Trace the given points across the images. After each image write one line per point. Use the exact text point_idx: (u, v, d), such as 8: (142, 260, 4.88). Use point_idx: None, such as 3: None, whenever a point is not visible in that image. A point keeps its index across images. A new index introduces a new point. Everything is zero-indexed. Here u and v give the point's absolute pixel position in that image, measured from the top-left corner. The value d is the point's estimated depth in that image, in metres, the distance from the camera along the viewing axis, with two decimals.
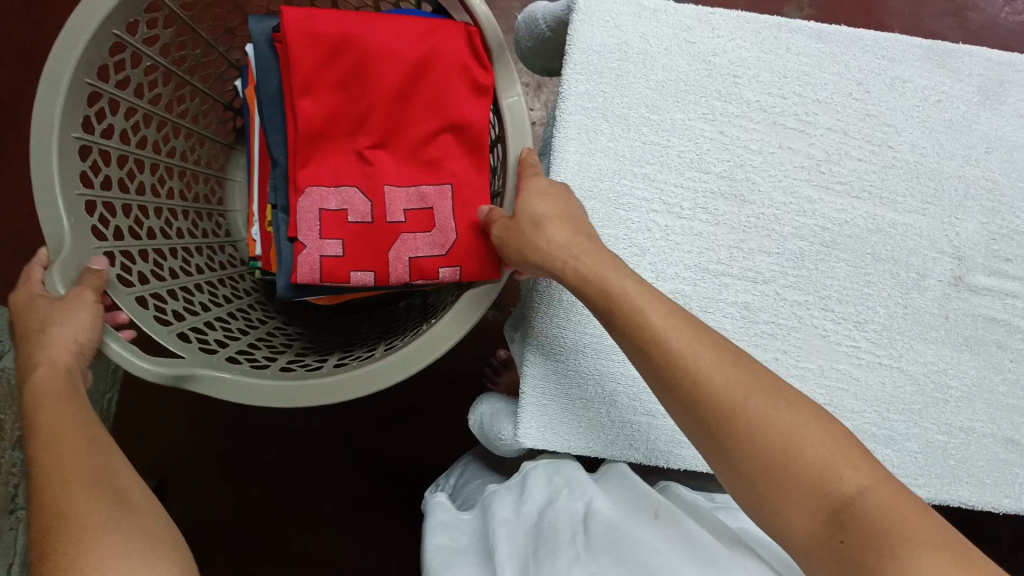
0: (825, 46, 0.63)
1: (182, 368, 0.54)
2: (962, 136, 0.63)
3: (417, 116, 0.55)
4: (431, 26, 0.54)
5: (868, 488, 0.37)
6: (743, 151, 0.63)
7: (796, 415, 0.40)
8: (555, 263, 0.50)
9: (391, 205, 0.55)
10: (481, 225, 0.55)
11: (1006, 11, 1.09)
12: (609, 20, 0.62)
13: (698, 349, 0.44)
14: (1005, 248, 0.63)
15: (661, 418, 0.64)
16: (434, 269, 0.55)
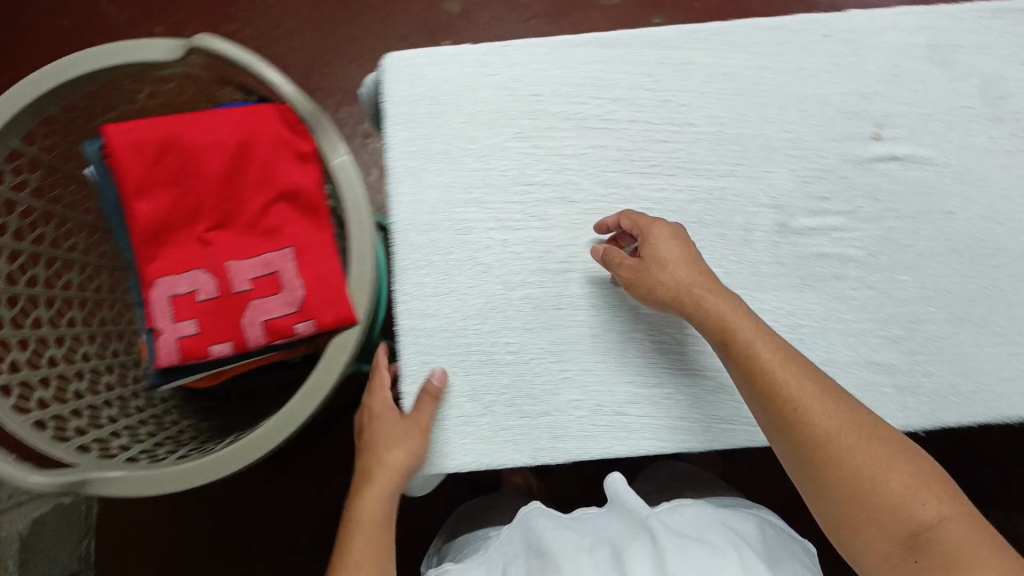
0: (612, 50, 0.69)
1: (76, 475, 0.59)
2: (753, 99, 0.68)
3: (249, 194, 0.61)
4: (245, 113, 0.60)
5: (945, 518, 0.51)
6: (558, 157, 0.69)
7: (888, 448, 0.54)
8: (670, 300, 0.61)
9: (238, 278, 0.61)
10: (325, 278, 0.60)
11: None
12: (413, 72, 0.68)
13: (803, 384, 0.56)
14: (819, 187, 0.68)
15: (553, 418, 0.67)
16: (288, 326, 0.60)
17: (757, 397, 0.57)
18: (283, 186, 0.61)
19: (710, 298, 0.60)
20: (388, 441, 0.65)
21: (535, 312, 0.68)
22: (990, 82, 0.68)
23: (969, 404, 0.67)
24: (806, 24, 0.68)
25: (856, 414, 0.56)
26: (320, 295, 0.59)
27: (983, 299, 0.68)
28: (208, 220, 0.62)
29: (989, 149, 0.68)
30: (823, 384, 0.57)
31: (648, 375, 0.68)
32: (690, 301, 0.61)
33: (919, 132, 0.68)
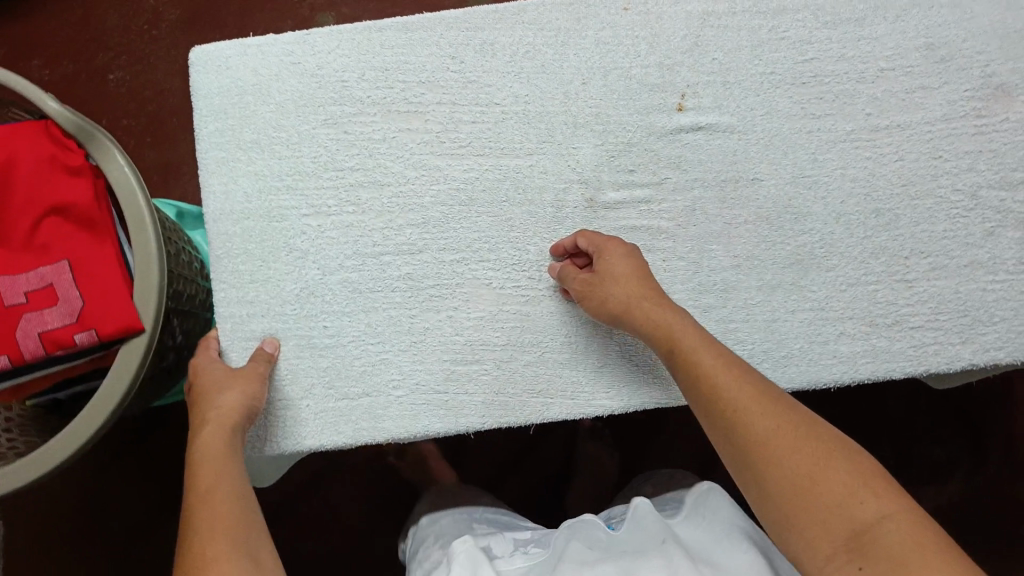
0: (413, 33, 0.70)
1: None
2: (556, 76, 0.70)
3: (20, 211, 0.64)
4: (10, 135, 0.65)
5: (889, 515, 0.45)
6: (367, 142, 0.69)
7: (829, 448, 0.49)
8: (620, 309, 0.61)
9: (10, 291, 0.62)
10: (103, 289, 0.64)
11: None
12: (221, 63, 0.70)
13: (741, 386, 0.54)
14: (626, 159, 0.68)
15: (382, 401, 0.67)
16: (65, 336, 0.63)
17: (698, 401, 0.55)
18: (56, 202, 0.65)
19: (652, 308, 0.60)
20: (224, 384, 0.61)
21: (352, 292, 0.68)
22: (789, 46, 0.69)
23: (787, 371, 0.66)
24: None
25: (791, 414, 0.52)
26: (97, 305, 0.63)
27: (798, 263, 0.67)
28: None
29: (794, 113, 0.69)
30: (763, 386, 0.54)
31: (468, 352, 0.68)
32: (637, 309, 0.60)
33: (721, 100, 0.69)
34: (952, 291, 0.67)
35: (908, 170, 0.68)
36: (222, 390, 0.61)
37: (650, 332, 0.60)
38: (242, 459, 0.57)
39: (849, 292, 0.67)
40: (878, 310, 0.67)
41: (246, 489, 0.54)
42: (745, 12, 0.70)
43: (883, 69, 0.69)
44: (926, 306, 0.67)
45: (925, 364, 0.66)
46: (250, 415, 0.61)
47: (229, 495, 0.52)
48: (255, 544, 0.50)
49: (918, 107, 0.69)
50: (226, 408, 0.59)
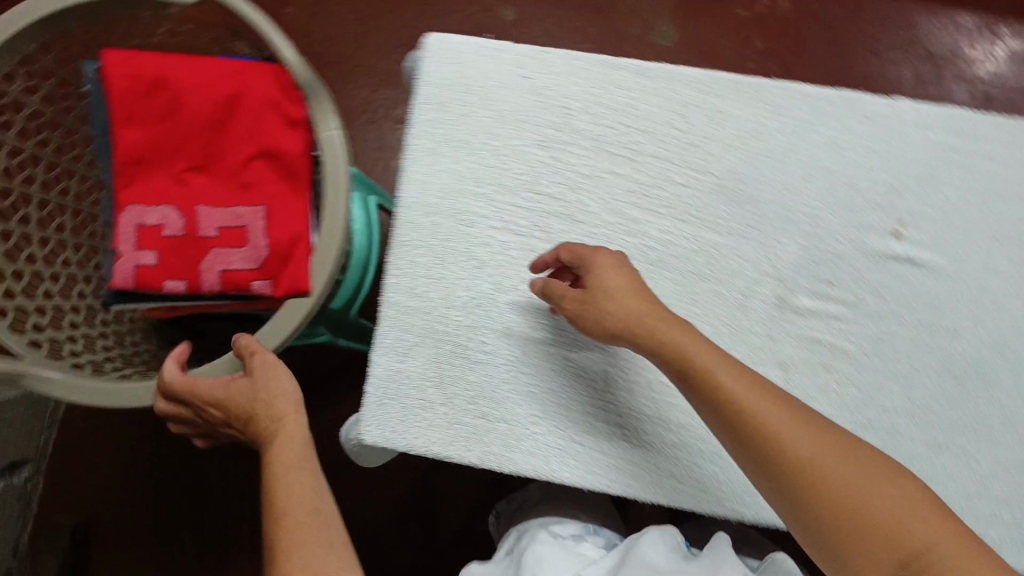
0: (649, 81, 0.68)
1: (17, 367, 0.65)
2: (781, 164, 0.67)
3: (234, 146, 0.65)
4: (243, 67, 0.64)
5: (940, 542, 0.46)
6: (573, 174, 0.68)
7: (885, 485, 0.49)
8: (643, 330, 0.58)
9: (206, 222, 0.64)
10: (289, 245, 0.64)
11: (908, 83, 1.24)
12: (453, 56, 0.69)
13: (800, 429, 0.52)
14: (827, 271, 0.66)
15: (513, 430, 0.67)
16: (244, 280, 0.64)
17: (736, 441, 0.54)
18: (267, 145, 0.64)
19: (621, 311, 0.59)
20: (263, 388, 0.61)
21: (519, 319, 0.69)
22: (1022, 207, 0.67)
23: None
24: (848, 100, 0.68)
25: (833, 449, 0.51)
26: (280, 260, 0.64)
27: (966, 429, 0.65)
28: (189, 163, 0.65)
29: (1007, 274, 0.66)
30: (799, 415, 0.53)
31: (610, 410, 0.67)
32: (621, 319, 0.59)
33: (938, 239, 0.67)
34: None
35: None
36: (258, 396, 0.60)
37: (666, 349, 0.57)
38: (312, 460, 0.59)
39: (1013, 473, 0.64)
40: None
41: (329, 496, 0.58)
42: (991, 159, 0.68)
43: None
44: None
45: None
46: (293, 414, 0.61)
47: (312, 515, 0.56)
48: (350, 558, 0.54)
49: None
50: (275, 418, 0.60)
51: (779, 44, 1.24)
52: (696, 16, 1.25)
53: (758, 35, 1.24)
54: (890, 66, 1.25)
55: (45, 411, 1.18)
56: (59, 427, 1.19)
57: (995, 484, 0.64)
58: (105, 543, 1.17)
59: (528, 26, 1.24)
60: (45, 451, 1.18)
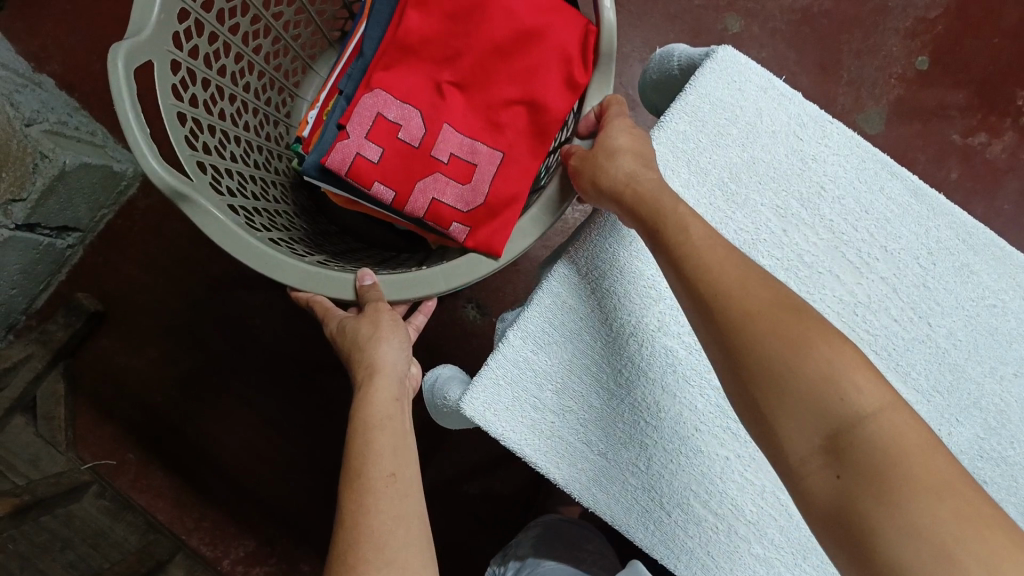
0: (916, 202, 0.63)
1: (187, 188, 0.54)
2: (998, 347, 0.62)
3: (504, 81, 0.60)
4: (557, 7, 0.59)
5: (874, 417, 0.40)
6: (795, 256, 0.63)
7: (837, 360, 0.42)
8: (616, 183, 0.53)
9: (442, 143, 0.60)
10: (509, 204, 0.59)
11: None
12: (735, 81, 0.65)
13: (750, 288, 0.46)
14: (986, 470, 0.62)
15: (608, 470, 0.64)
16: (447, 218, 0.59)
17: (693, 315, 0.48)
18: (536, 96, 0.59)
19: (624, 169, 0.53)
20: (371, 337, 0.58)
21: (669, 368, 0.63)
22: None
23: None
24: None
25: (798, 331, 0.43)
26: (491, 215, 0.58)
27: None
28: (455, 78, 0.61)
29: None
30: (790, 305, 0.45)
31: (718, 501, 0.62)
32: (620, 169, 0.53)
33: None
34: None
35: None
36: (369, 342, 0.58)
37: (643, 202, 0.52)
38: (404, 422, 0.56)
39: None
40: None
41: (412, 464, 0.53)
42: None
43: None
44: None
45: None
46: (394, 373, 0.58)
47: (387, 479, 0.50)
48: (414, 537, 0.48)
49: None
50: (373, 370, 0.57)
51: (972, 186, 1.19)
52: (908, 118, 1.19)
53: (956, 166, 1.19)
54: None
55: (115, 189, 1.12)
56: (119, 211, 1.14)
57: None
58: (116, 337, 1.15)
59: (747, 49, 1.18)
60: (94, 226, 1.13)
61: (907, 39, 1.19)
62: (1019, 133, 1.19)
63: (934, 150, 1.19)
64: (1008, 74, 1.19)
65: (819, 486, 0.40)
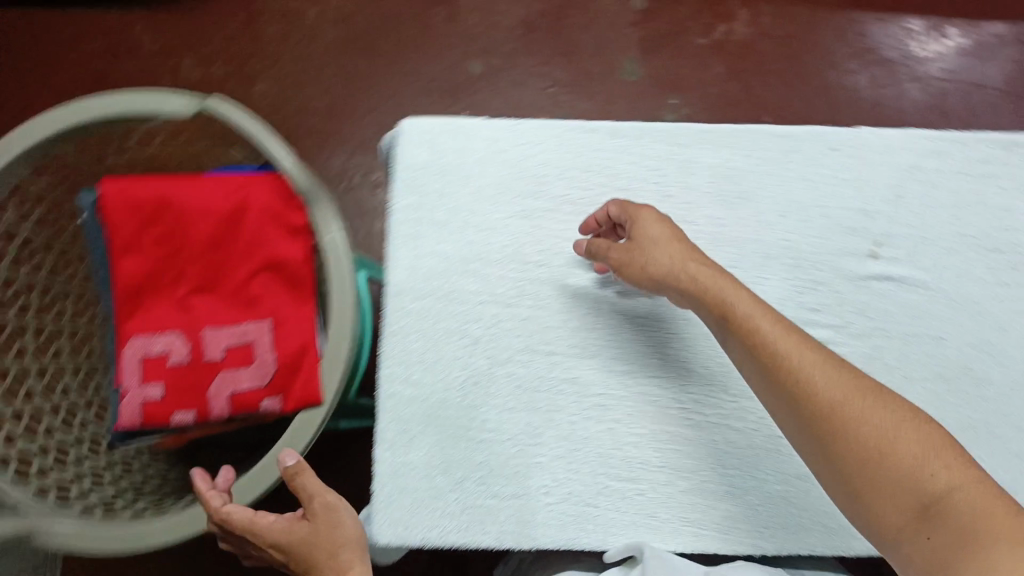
0: (620, 140, 0.71)
1: (24, 525, 0.60)
2: (753, 204, 0.70)
3: (237, 263, 0.65)
4: (244, 181, 0.64)
5: (958, 483, 0.48)
6: (558, 239, 0.70)
7: (909, 433, 0.51)
8: (664, 281, 0.62)
9: (211, 346, 0.64)
10: (300, 356, 0.63)
11: (864, 87, 1.35)
12: (428, 140, 0.71)
13: (805, 355, 0.55)
14: (811, 298, 0.68)
15: (531, 505, 0.65)
16: (252, 401, 0.63)
17: (768, 373, 0.56)
18: (270, 258, 0.64)
19: (694, 273, 0.61)
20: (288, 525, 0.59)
21: (519, 389, 0.67)
22: (987, 212, 0.71)
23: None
24: (813, 134, 0.71)
25: (873, 405, 0.52)
26: (288, 374, 0.63)
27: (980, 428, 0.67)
28: (195, 284, 0.65)
29: (982, 279, 0.70)
30: (861, 384, 0.54)
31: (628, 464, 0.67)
32: (681, 274, 0.61)
33: (912, 254, 0.70)
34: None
35: None
36: None
37: (708, 294, 0.60)
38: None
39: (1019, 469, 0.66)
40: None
41: None
42: (961, 176, 0.72)
43: None
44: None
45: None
46: (335, 547, 0.57)
47: None
48: None
49: None
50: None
51: (741, 66, 1.33)
52: (658, 50, 1.32)
53: (718, 61, 1.33)
54: (843, 77, 1.35)
55: None
56: None
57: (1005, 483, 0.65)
58: None
59: (498, 78, 1.29)
60: None
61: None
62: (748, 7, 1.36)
63: (692, 59, 1.33)
64: None
65: (896, 522, 0.50)
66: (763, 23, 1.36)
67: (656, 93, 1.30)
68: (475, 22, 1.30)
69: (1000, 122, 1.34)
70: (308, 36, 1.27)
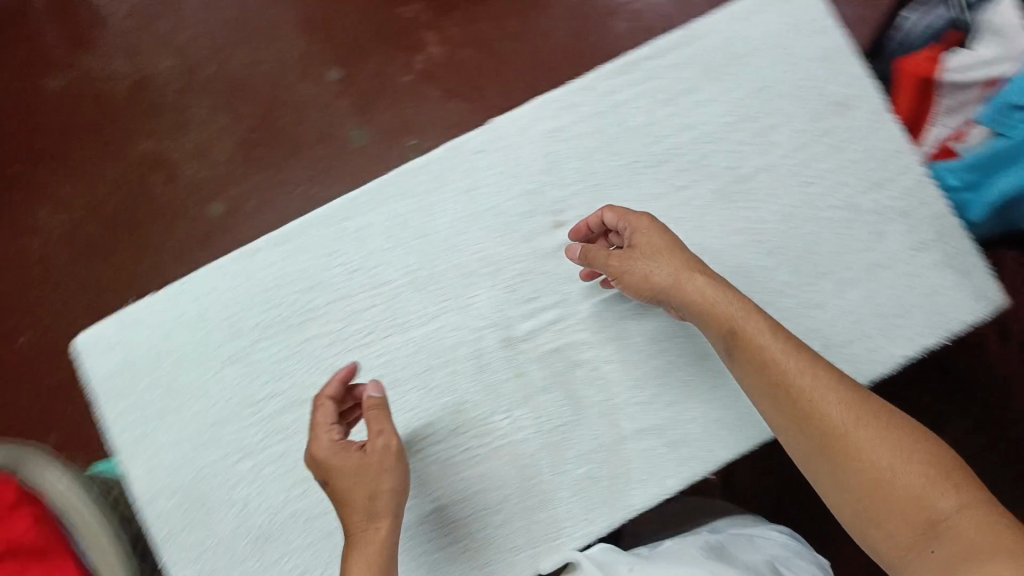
0: (286, 244, 0.70)
1: None
2: (433, 237, 0.71)
3: None
4: None
5: (950, 499, 0.52)
6: (276, 365, 0.68)
7: (909, 450, 0.54)
8: (665, 291, 0.64)
9: None
10: None
11: (560, 26, 1.34)
12: (107, 344, 0.68)
13: (813, 371, 0.58)
14: (524, 287, 0.71)
15: None
16: None
17: (767, 385, 0.59)
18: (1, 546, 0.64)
19: (700, 291, 0.63)
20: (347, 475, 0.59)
21: (310, 521, 0.66)
22: (637, 134, 0.72)
23: (753, 423, 0.69)
24: (452, 148, 0.72)
25: (872, 416, 0.55)
26: None
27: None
28: None
29: (661, 195, 0.72)
30: (863, 399, 0.57)
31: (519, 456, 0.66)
32: (686, 282, 0.63)
33: (593, 207, 0.71)
34: (873, 296, 0.70)
35: (788, 204, 0.71)
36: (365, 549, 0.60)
37: (712, 317, 0.62)
38: None
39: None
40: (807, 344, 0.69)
41: None
42: (600, 115, 0.73)
43: (727, 125, 0.72)
44: (856, 321, 0.69)
45: (886, 362, 0.69)
46: (377, 490, 0.59)
47: None
48: None
49: (775, 142, 0.72)
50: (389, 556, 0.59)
51: (453, 84, 1.32)
52: (372, 106, 1.31)
53: (432, 86, 1.32)
54: (550, 39, 1.33)
55: None
56: None
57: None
58: None
59: (242, 207, 1.28)
60: None
61: (308, 81, 1.32)
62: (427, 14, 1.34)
63: (402, 94, 1.32)
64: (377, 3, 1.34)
65: (897, 533, 0.53)
66: (453, 34, 1.33)
67: (386, 146, 1.30)
68: (193, 170, 1.28)
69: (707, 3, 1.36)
70: (45, 268, 1.24)
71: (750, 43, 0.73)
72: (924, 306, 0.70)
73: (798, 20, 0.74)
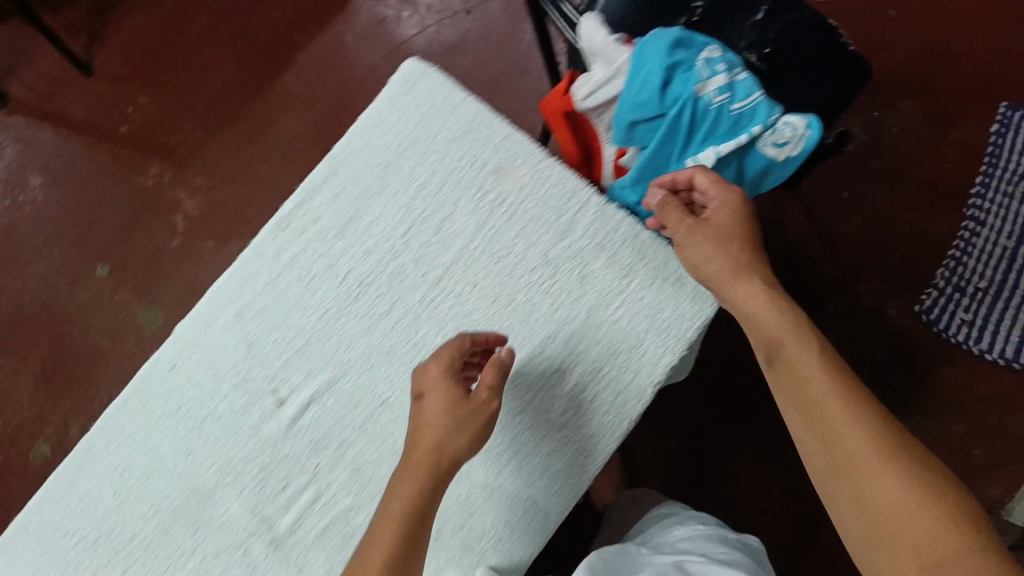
0: (16, 546, 0.66)
1: None
2: (159, 471, 0.67)
3: None
4: None
5: (957, 546, 0.51)
6: None
7: (928, 495, 0.53)
8: (724, 280, 0.64)
9: None
10: None
11: (300, 126, 1.29)
12: None
13: (839, 396, 0.58)
14: (270, 479, 0.67)
15: None
16: None
17: (799, 401, 0.60)
18: None
19: (747, 300, 0.63)
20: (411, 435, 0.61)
21: None
22: (320, 281, 0.70)
23: (541, 508, 0.68)
24: (144, 376, 0.69)
25: (899, 450, 0.55)
26: None
27: None
28: None
29: (368, 327, 0.69)
30: (897, 434, 0.57)
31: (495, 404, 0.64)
32: (736, 276, 0.63)
33: (308, 369, 0.68)
34: (631, 310, 0.70)
35: (491, 285, 0.70)
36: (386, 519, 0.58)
37: (759, 329, 0.63)
38: None
39: (627, 314, 0.70)
40: (653, 324, 0.70)
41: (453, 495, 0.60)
42: (278, 277, 0.70)
43: (403, 234, 0.70)
44: (690, 287, 0.70)
45: (633, 401, 0.69)
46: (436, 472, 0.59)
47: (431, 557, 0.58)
48: None
49: (457, 230, 0.71)
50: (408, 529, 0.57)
51: (221, 229, 1.28)
52: (152, 284, 1.27)
53: (203, 240, 1.28)
54: (294, 145, 1.29)
55: None
56: None
57: (579, 376, 0.69)
58: None
59: (65, 434, 1.23)
60: None
61: (80, 286, 1.27)
62: (169, 173, 1.29)
63: (179, 261, 1.27)
64: (115, 183, 1.28)
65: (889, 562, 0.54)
66: (201, 182, 1.29)
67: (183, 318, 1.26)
68: (5, 420, 1.24)
69: (428, 41, 1.32)
70: None
71: (395, 145, 0.72)
72: (653, 327, 0.70)
73: (430, 104, 0.72)
